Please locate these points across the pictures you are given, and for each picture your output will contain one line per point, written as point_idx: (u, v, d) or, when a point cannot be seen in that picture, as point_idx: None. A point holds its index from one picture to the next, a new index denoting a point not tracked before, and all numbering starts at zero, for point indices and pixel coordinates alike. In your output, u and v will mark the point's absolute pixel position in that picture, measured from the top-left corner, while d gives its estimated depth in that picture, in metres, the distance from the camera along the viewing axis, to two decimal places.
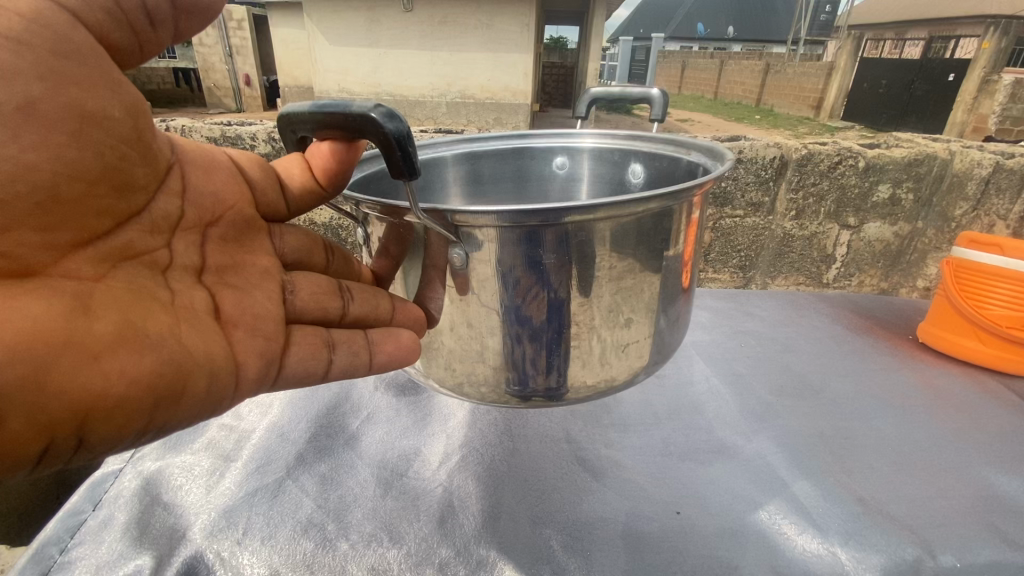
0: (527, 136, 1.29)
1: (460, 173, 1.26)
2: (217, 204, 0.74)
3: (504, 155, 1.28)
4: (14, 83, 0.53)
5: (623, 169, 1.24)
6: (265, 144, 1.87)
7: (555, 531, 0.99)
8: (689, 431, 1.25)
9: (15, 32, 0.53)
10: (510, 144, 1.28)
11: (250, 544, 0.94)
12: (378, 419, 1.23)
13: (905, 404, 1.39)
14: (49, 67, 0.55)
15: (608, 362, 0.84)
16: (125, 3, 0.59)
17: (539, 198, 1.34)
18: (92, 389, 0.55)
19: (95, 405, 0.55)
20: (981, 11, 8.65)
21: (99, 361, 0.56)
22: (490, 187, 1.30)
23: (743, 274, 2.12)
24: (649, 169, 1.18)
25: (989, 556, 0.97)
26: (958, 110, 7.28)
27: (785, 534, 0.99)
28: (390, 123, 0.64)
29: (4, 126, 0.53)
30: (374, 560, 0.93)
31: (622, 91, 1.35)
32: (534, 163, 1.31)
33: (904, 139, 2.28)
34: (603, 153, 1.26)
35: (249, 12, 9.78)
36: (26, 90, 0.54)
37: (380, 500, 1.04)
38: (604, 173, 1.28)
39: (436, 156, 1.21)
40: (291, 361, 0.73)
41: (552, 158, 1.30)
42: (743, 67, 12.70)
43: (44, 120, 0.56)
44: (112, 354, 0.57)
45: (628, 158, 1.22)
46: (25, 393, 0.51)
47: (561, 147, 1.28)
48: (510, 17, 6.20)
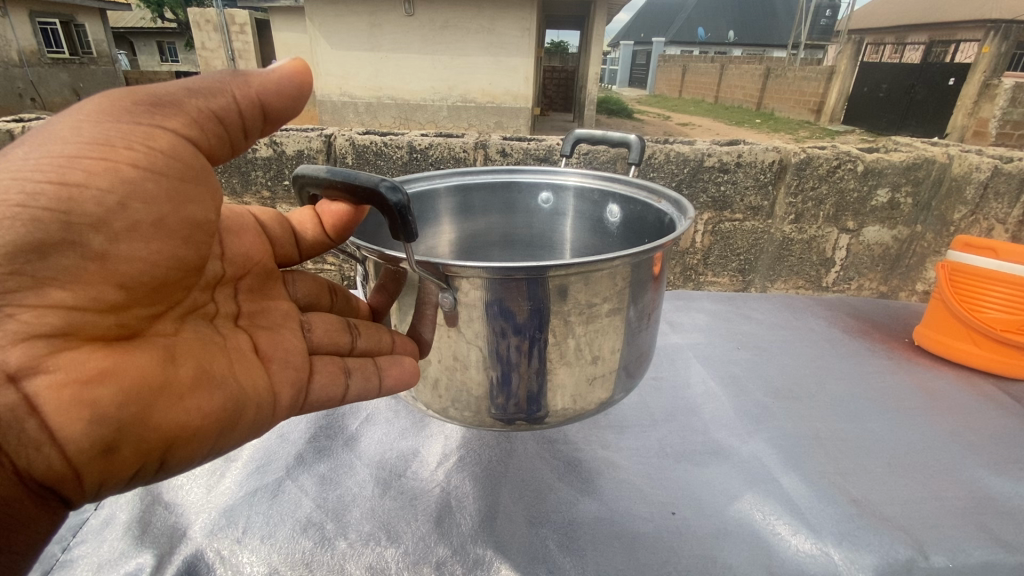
0: (515, 170, 1.30)
1: (451, 204, 1.27)
2: (248, 261, 0.75)
3: (487, 189, 1.29)
4: (151, 206, 0.58)
5: (600, 210, 1.25)
6: (265, 148, 1.89)
7: (551, 531, 1.00)
8: (686, 433, 1.26)
9: (158, 167, 0.58)
10: (498, 177, 1.29)
11: (249, 542, 0.95)
12: (377, 420, 1.25)
13: (902, 406, 1.40)
14: (177, 192, 0.60)
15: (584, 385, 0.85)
16: (231, 126, 0.64)
17: (524, 231, 1.35)
18: (179, 423, 0.58)
19: (180, 436, 0.59)
20: (980, 16, 8.70)
21: (183, 398, 0.59)
22: (480, 218, 1.32)
23: (743, 277, 2.13)
24: (628, 210, 1.19)
25: (981, 556, 0.98)
26: (958, 115, 7.29)
27: (780, 535, 1.01)
28: (394, 195, 0.69)
29: (138, 237, 0.58)
30: (373, 559, 0.94)
31: (603, 135, 1.34)
32: (519, 197, 1.31)
33: (901, 143, 2.30)
34: (585, 193, 1.26)
35: (251, 18, 9.87)
36: (159, 210, 0.59)
37: (379, 500, 1.05)
38: (585, 211, 1.28)
39: (430, 188, 1.22)
40: (318, 387, 0.74)
41: (537, 194, 1.31)
42: (743, 71, 12.77)
43: (169, 231, 0.60)
44: (190, 392, 0.60)
45: (607, 199, 1.23)
46: (130, 428, 0.55)
47: (546, 183, 1.29)
48: (511, 22, 6.26)
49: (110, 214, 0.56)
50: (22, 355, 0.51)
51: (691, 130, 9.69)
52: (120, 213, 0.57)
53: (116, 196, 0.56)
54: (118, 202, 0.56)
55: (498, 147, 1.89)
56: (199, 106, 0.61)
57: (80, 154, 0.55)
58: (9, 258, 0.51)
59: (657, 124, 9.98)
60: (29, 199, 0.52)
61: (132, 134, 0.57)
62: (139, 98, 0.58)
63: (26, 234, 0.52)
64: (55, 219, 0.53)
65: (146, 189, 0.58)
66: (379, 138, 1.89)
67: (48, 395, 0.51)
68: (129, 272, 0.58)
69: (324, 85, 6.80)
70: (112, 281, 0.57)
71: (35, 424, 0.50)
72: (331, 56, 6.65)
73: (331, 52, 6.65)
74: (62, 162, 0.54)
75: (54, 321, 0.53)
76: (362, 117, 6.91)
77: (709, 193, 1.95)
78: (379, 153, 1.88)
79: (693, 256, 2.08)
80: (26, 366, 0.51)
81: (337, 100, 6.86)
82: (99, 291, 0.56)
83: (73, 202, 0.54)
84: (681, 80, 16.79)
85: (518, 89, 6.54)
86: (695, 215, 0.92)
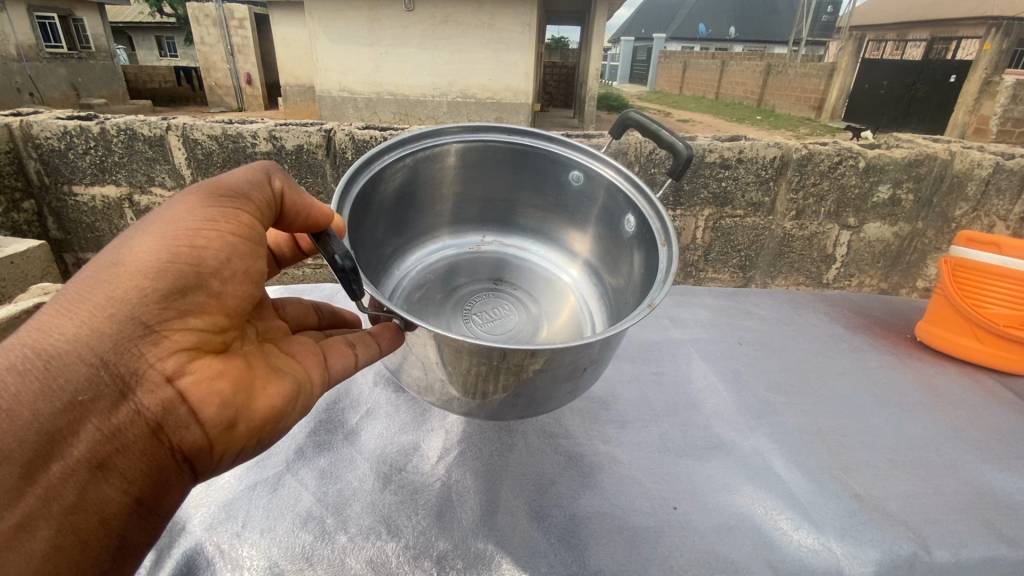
0: (553, 139, 1.17)
1: (470, 160, 1.21)
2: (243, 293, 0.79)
3: (514, 152, 1.20)
4: (247, 261, 0.67)
5: (621, 212, 1.14)
6: (265, 142, 1.87)
7: (552, 525, 0.99)
8: (686, 428, 1.26)
9: (251, 235, 0.66)
10: (531, 144, 1.18)
11: (250, 536, 0.94)
12: (378, 414, 1.23)
13: (904, 402, 1.40)
14: (261, 251, 0.69)
15: (574, 376, 0.85)
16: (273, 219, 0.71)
17: (549, 196, 1.29)
18: (271, 405, 0.67)
19: (273, 419, 0.68)
20: (982, 12, 8.67)
21: (269, 384, 0.68)
22: (500, 177, 1.26)
23: (744, 274, 2.13)
24: (642, 229, 1.07)
25: (984, 552, 0.98)
26: (959, 112, 7.26)
27: (782, 529, 1.00)
28: (340, 256, 0.71)
29: (238, 283, 0.66)
30: (373, 553, 0.93)
31: (659, 129, 1.21)
32: (550, 166, 1.21)
33: (903, 139, 2.28)
34: (614, 190, 1.14)
35: (250, 12, 9.81)
36: (251, 265, 0.67)
37: (379, 494, 1.04)
38: (609, 205, 1.18)
39: (445, 146, 1.15)
40: (353, 367, 0.80)
41: (571, 169, 1.19)
42: (743, 67, 12.75)
43: (253, 279, 0.69)
44: (270, 381, 0.69)
45: (631, 207, 1.11)
46: (241, 411, 0.65)
47: (581, 163, 1.17)
48: (511, 17, 6.23)
49: (223, 265, 0.64)
50: (172, 362, 0.61)
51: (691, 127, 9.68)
52: (228, 266, 0.64)
53: (226, 254, 0.64)
54: (230, 260, 0.64)
55: None
56: (261, 198, 0.69)
57: (204, 221, 0.62)
58: (161, 298, 0.60)
59: (657, 121, 9.96)
60: (170, 257, 0.60)
61: (225, 213, 0.64)
62: (220, 190, 0.66)
63: (170, 282, 0.60)
64: (187, 272, 0.61)
65: (241, 250, 0.65)
66: (378, 133, 1.87)
67: (193, 391, 0.61)
68: (233, 303, 0.67)
69: (323, 81, 6.78)
70: (225, 311, 0.66)
71: (186, 410, 0.61)
72: (329, 51, 6.62)
73: (331, 48, 6.62)
74: (186, 231, 0.61)
75: (184, 340, 0.62)
76: (361, 113, 6.90)
77: (709, 189, 1.94)
78: None
79: (693, 253, 2.08)
80: (173, 369, 0.61)
81: (337, 96, 6.83)
82: (211, 317, 0.64)
83: (201, 259, 0.62)
84: (682, 76, 16.75)
85: (517, 84, 6.52)
86: (662, 300, 0.81)
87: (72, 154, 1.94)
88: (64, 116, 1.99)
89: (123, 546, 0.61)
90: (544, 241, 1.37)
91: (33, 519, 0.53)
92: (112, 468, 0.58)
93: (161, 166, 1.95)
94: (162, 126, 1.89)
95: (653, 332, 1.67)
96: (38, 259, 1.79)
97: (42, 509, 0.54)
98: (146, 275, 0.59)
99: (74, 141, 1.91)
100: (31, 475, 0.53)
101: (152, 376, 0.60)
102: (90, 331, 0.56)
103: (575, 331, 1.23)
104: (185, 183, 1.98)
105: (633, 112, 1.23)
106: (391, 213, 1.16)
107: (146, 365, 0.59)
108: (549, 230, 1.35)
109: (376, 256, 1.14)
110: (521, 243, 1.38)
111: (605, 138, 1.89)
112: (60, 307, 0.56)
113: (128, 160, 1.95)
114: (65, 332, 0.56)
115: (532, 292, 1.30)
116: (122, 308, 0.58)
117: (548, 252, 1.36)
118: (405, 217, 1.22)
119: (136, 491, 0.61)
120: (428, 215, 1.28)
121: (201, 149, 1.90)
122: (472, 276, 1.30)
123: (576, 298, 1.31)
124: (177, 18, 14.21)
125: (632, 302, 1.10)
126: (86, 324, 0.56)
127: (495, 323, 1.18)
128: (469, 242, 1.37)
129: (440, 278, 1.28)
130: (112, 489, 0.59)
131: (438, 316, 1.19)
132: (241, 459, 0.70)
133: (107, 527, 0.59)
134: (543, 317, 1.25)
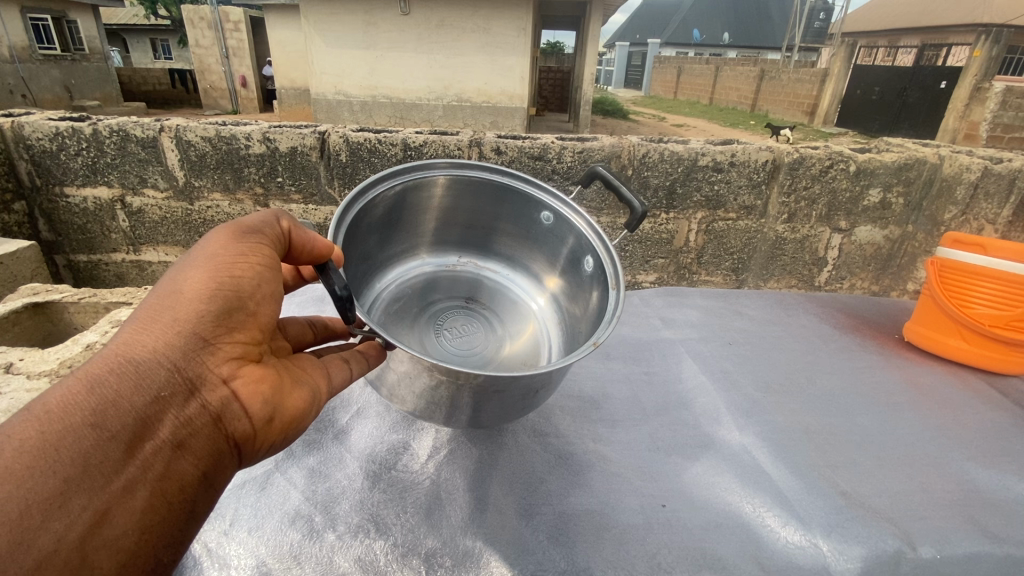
0: (529, 181, 1.19)
1: (451, 189, 1.21)
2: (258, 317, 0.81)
3: (496, 189, 1.21)
4: (273, 286, 0.72)
5: (583, 253, 1.17)
6: (259, 144, 1.88)
7: (541, 523, 1.00)
8: (676, 427, 1.27)
9: (275, 264, 0.72)
10: (507, 182, 1.19)
11: (237, 534, 0.94)
12: (368, 414, 1.23)
13: (890, 401, 1.41)
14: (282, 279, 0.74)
15: (553, 374, 0.86)
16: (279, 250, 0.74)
17: (519, 229, 1.30)
18: (299, 407, 0.73)
19: (302, 417, 0.74)
20: (973, 21, 8.79)
21: (294, 388, 0.74)
22: (477, 207, 1.27)
23: (736, 276, 2.14)
24: (599, 272, 1.11)
25: (968, 548, 0.99)
26: (950, 118, 7.33)
27: (768, 526, 1.01)
28: (340, 288, 0.74)
29: (267, 305, 0.72)
30: (361, 551, 0.93)
31: (618, 184, 1.26)
32: (524, 205, 1.23)
33: (894, 143, 2.31)
34: (579, 236, 1.17)
35: (246, 15, 9.81)
36: (277, 289, 0.73)
37: (368, 493, 1.04)
38: (572, 245, 1.21)
39: (430, 176, 1.15)
40: (355, 376, 0.83)
41: (541, 209, 1.22)
42: (738, 73, 12.84)
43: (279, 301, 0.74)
44: (295, 387, 0.74)
45: (592, 250, 1.14)
46: (278, 408, 0.71)
47: (552, 205, 1.19)
48: (508, 22, 6.26)
49: (257, 289, 0.69)
50: (225, 368, 0.67)
51: (685, 132, 9.74)
52: (259, 291, 0.70)
53: (260, 281, 0.70)
54: (265, 284, 0.70)
55: (492, 145, 1.87)
56: (274, 234, 0.73)
57: (239, 255, 0.68)
58: (214, 316, 0.66)
59: (652, 126, 10.01)
60: (217, 286, 0.66)
61: (251, 249, 0.70)
62: (243, 228, 0.71)
63: (218, 304, 0.66)
64: (230, 297, 0.67)
65: (269, 276, 0.71)
66: (373, 135, 1.87)
67: (242, 393, 0.67)
68: (267, 321, 0.72)
69: (319, 84, 6.79)
70: (262, 327, 0.72)
71: (239, 406, 0.67)
72: (325, 55, 6.64)
73: (327, 52, 6.63)
74: (225, 263, 0.67)
75: (232, 352, 0.68)
76: (357, 117, 6.91)
77: (702, 192, 1.95)
78: (372, 150, 1.86)
79: (687, 255, 2.09)
80: (227, 373, 0.67)
81: (332, 99, 6.85)
82: (250, 333, 0.70)
83: (238, 285, 0.68)
84: (676, 81, 16.86)
85: (513, 88, 6.55)
86: (605, 339, 0.86)
87: (64, 155, 1.93)
88: (57, 117, 1.99)
89: (195, 515, 0.65)
90: (514, 266, 1.37)
91: (132, 483, 0.59)
92: (188, 447, 0.63)
93: (153, 167, 1.95)
94: (155, 127, 1.88)
95: (645, 333, 1.68)
96: (28, 260, 1.78)
97: (140, 476, 0.59)
98: (202, 299, 0.66)
99: (66, 143, 1.91)
100: (129, 450, 0.59)
101: (213, 377, 0.66)
102: (166, 341, 0.63)
103: (535, 354, 1.23)
104: (178, 184, 1.98)
105: (599, 171, 1.30)
106: (377, 232, 1.16)
107: (207, 368, 0.65)
108: (517, 257, 1.35)
109: (366, 261, 1.15)
110: (495, 267, 1.37)
111: (600, 141, 1.90)
112: (139, 324, 0.64)
113: (120, 161, 1.94)
114: (145, 344, 0.62)
115: (498, 312, 1.30)
116: (185, 325, 0.65)
117: (518, 278, 1.36)
118: (391, 236, 1.22)
119: (206, 466, 0.65)
120: (411, 235, 1.28)
121: (194, 151, 1.91)
122: (442, 294, 1.29)
123: (536, 325, 1.30)
124: (173, 20, 14.20)
125: (584, 336, 1.12)
126: (162, 336, 0.63)
127: (462, 339, 1.19)
128: (446, 261, 1.36)
129: (415, 292, 1.27)
130: (188, 463, 0.63)
131: (410, 329, 1.19)
132: (279, 448, 0.75)
133: (185, 496, 0.63)
134: (506, 336, 1.25)
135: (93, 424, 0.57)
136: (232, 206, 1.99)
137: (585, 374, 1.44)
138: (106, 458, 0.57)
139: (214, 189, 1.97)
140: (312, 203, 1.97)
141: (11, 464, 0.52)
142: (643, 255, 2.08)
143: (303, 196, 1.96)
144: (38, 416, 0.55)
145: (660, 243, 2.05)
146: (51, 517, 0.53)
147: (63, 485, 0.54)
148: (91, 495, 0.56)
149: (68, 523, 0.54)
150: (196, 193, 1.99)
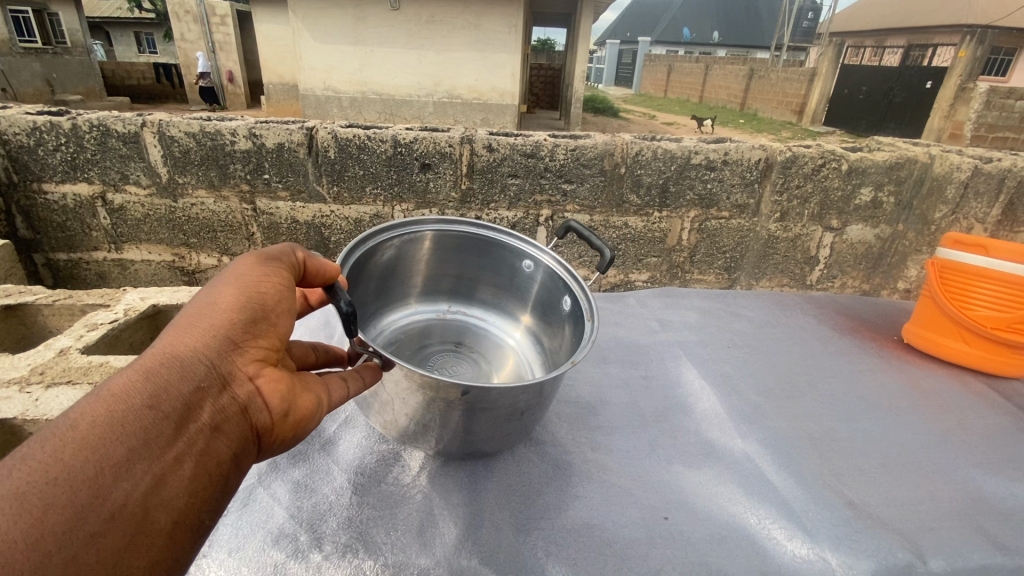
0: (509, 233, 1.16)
1: (441, 244, 1.19)
2: None
3: (481, 243, 1.19)
4: (291, 304, 0.70)
5: (560, 293, 1.12)
6: (244, 140, 1.81)
7: (539, 539, 0.95)
8: (677, 433, 1.23)
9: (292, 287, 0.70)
10: (489, 236, 1.17)
11: (216, 556, 0.88)
12: (357, 423, 1.18)
13: (893, 405, 1.39)
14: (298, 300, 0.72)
15: (546, 385, 0.83)
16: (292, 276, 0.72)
17: (506, 282, 1.25)
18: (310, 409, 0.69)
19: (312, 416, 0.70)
20: (955, 23, 8.92)
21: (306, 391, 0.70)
22: (465, 259, 1.24)
23: (729, 275, 2.10)
24: (575, 309, 1.06)
25: (979, 559, 0.96)
26: (935, 117, 7.38)
27: (774, 539, 0.97)
28: (345, 303, 0.75)
29: (285, 319, 0.69)
30: (349, 571, 0.88)
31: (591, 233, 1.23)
32: (506, 255, 1.20)
33: (884, 141, 2.30)
34: (554, 276, 1.12)
35: (233, 9, 9.63)
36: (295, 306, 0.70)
37: (357, 508, 0.99)
38: (551, 288, 1.15)
39: (419, 231, 1.13)
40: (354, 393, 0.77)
41: (521, 259, 1.18)
42: (726, 71, 12.91)
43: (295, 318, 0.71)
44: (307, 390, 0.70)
45: (567, 289, 1.10)
46: (293, 406, 0.67)
47: (530, 252, 1.16)
48: (498, 18, 6.20)
49: (278, 303, 0.67)
50: (252, 366, 0.63)
51: (676, 130, 9.72)
52: (280, 306, 0.67)
53: (282, 297, 0.68)
54: (286, 301, 0.68)
55: (483, 142, 1.81)
56: (292, 261, 0.73)
57: (264, 275, 0.67)
58: (246, 321, 0.63)
59: (644, 123, 9.97)
60: (247, 298, 0.64)
61: (273, 273, 0.68)
62: (264, 256, 0.70)
63: (244, 309, 0.64)
64: (257, 307, 0.65)
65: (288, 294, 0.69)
66: (361, 131, 1.80)
67: (265, 389, 0.64)
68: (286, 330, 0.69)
69: (307, 79, 6.62)
70: (282, 337, 0.68)
71: (262, 401, 0.63)
72: (313, 49, 6.48)
73: (315, 46, 6.48)
74: (254, 279, 0.66)
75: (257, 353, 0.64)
76: (346, 112, 6.75)
77: (695, 190, 1.92)
78: (362, 147, 1.80)
79: (679, 254, 2.05)
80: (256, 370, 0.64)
81: (321, 95, 6.67)
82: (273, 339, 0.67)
83: (263, 298, 0.66)
84: (666, 79, 16.87)
85: (503, 85, 6.50)
86: (583, 358, 0.82)
87: (42, 151, 1.84)
88: (34, 110, 1.89)
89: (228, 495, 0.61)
90: (504, 320, 1.30)
91: (182, 458, 0.55)
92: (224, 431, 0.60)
93: (134, 164, 1.87)
94: (137, 121, 1.81)
95: (641, 335, 1.64)
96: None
97: (187, 453, 0.56)
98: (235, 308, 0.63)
99: (44, 138, 1.82)
100: (178, 429, 0.55)
101: (243, 372, 0.62)
102: (206, 339, 0.60)
103: None
104: (161, 181, 1.90)
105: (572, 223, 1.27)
106: (375, 283, 1.13)
107: (239, 365, 0.62)
108: (508, 311, 1.29)
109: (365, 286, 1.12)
110: (485, 319, 1.31)
111: (591, 138, 1.86)
112: (180, 326, 0.61)
113: (100, 157, 1.86)
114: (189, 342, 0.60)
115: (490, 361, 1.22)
116: (222, 323, 0.62)
117: (509, 331, 1.29)
118: (385, 288, 1.18)
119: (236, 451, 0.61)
120: (405, 289, 1.24)
121: (177, 146, 1.83)
122: (434, 343, 1.22)
123: (520, 362, 1.24)
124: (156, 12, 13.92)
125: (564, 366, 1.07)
126: (202, 334, 0.60)
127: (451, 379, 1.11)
128: (438, 312, 1.31)
129: (408, 342, 1.20)
130: (224, 445, 0.60)
131: None
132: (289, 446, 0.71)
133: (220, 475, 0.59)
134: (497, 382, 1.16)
135: (149, 405, 0.54)
136: (217, 204, 1.92)
137: (582, 379, 1.40)
138: (161, 433, 0.54)
139: (199, 186, 1.89)
140: (299, 200, 1.90)
141: (84, 435, 0.49)
142: (635, 254, 2.04)
143: (291, 193, 1.89)
144: (103, 397, 0.52)
145: (653, 241, 2.01)
146: (120, 478, 0.50)
147: (128, 452, 0.51)
148: (149, 463, 0.52)
149: (133, 485, 0.51)
150: (180, 190, 1.91)
